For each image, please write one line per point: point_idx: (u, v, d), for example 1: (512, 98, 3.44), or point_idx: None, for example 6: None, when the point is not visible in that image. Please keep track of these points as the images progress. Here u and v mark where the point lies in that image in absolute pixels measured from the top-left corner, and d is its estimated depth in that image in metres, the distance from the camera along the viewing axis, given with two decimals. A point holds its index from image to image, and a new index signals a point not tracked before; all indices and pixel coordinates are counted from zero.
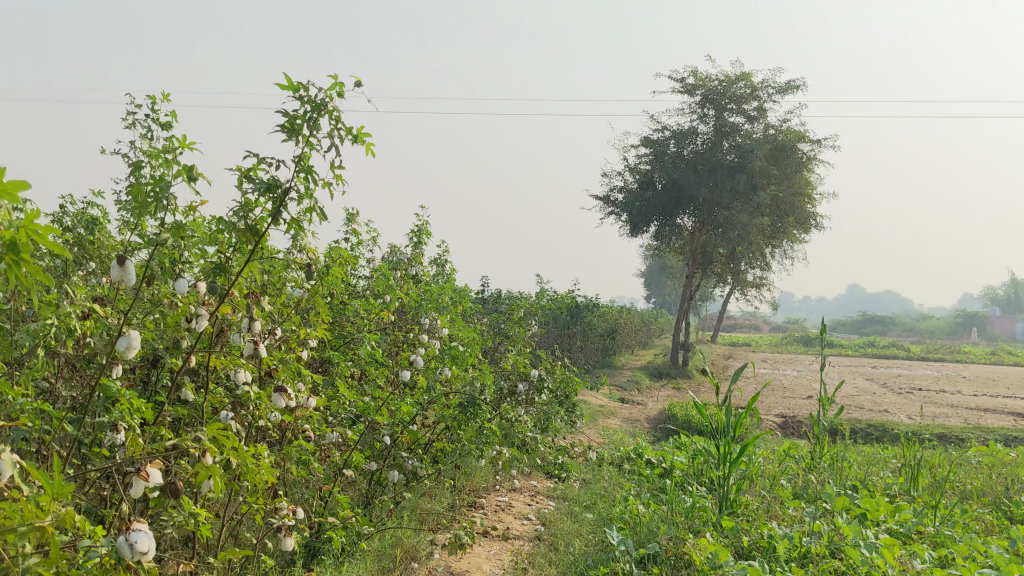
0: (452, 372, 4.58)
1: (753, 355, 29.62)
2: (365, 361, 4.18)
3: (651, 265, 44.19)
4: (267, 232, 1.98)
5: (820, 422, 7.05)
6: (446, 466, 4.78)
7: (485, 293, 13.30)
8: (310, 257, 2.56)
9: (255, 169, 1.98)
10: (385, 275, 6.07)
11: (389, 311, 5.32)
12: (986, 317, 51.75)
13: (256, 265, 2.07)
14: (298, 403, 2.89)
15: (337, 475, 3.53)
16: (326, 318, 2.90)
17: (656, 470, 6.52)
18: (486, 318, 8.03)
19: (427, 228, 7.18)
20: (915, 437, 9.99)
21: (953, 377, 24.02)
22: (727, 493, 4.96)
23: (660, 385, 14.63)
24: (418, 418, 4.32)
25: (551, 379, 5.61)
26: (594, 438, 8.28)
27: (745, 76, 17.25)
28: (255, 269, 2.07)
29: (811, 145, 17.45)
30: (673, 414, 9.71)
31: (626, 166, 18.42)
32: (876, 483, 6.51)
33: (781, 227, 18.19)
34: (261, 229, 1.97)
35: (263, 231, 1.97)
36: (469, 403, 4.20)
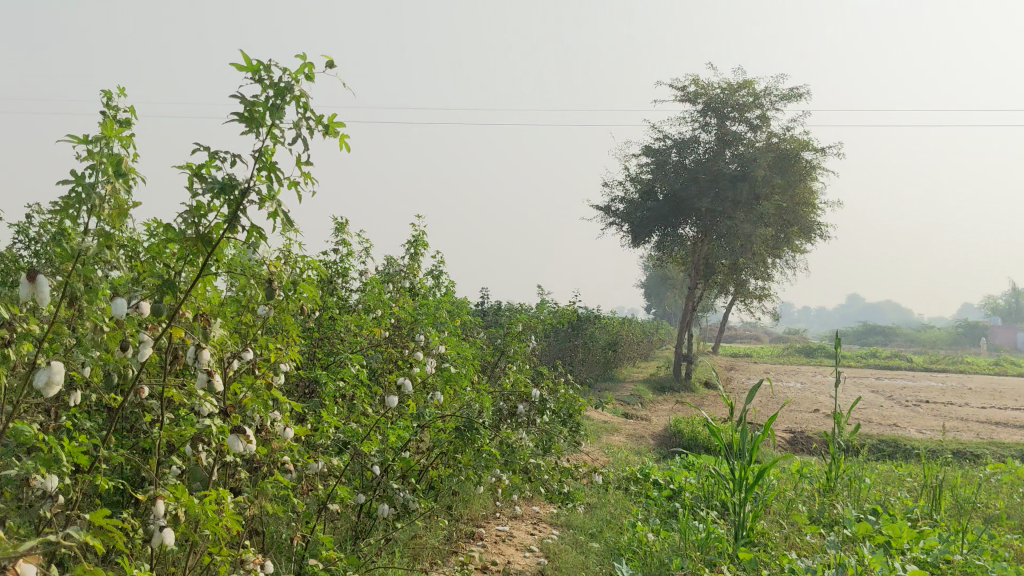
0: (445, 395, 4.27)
1: (755, 367, 29.27)
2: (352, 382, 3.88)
3: (651, 276, 43.84)
4: (221, 241, 1.67)
5: (835, 441, 6.72)
6: (441, 493, 4.47)
7: (484, 305, 12.99)
8: (275, 268, 2.26)
9: (209, 166, 1.67)
10: (378, 288, 5.76)
11: (382, 327, 5.02)
12: (989, 327, 51.45)
13: (210, 280, 1.76)
14: (271, 433, 2.60)
15: (320, 511, 3.21)
16: (297, 336, 2.63)
17: (664, 492, 6.19)
18: (485, 333, 7.72)
19: (424, 238, 6.87)
20: (929, 454, 9.67)
21: (959, 388, 23.70)
22: (743, 520, 4.60)
23: (663, 400, 14.29)
24: (411, 444, 4.00)
25: (553, 398, 5.30)
26: (598, 457, 7.96)
27: (746, 84, 16.97)
28: (209, 285, 1.75)
29: (815, 153, 17.15)
30: (679, 430, 9.38)
31: (627, 175, 18.14)
32: (896, 505, 6.17)
33: (784, 237, 17.88)
34: (214, 237, 1.66)
35: (216, 239, 1.65)
36: (466, 428, 3.88)
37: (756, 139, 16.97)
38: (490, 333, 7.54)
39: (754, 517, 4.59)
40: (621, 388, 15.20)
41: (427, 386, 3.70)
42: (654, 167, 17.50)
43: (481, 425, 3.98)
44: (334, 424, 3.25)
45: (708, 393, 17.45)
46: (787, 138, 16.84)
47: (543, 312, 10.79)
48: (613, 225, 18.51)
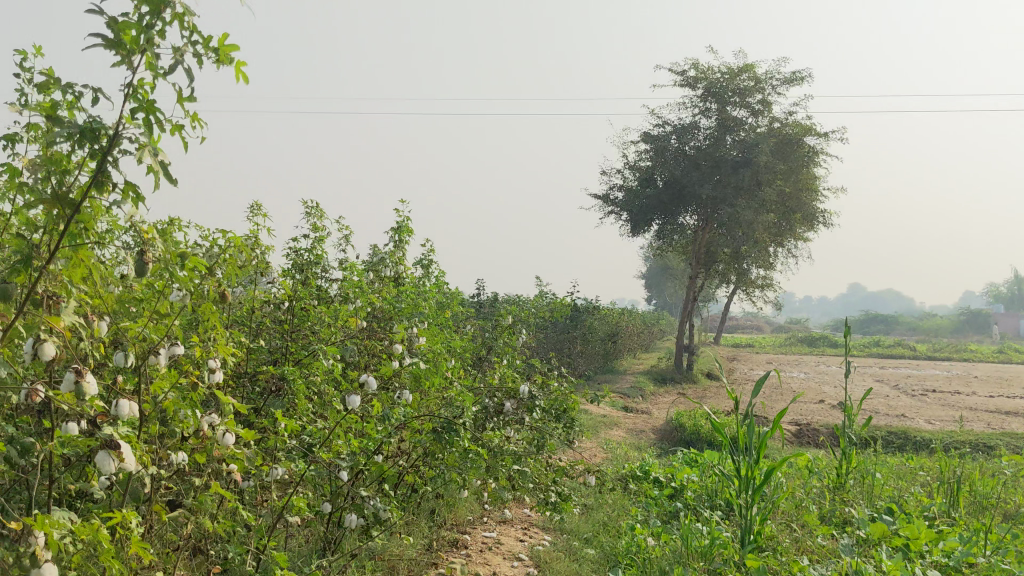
0: (427, 393, 3.90)
1: (756, 357, 28.92)
2: (312, 379, 3.53)
3: (652, 266, 43.47)
4: (75, 203, 1.66)
5: (845, 433, 6.39)
6: (424, 495, 4.15)
7: (481, 295, 12.67)
8: (151, 239, 1.93)
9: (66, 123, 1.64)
10: (358, 277, 5.39)
11: (359, 318, 4.66)
12: (991, 315, 51.09)
13: (83, 242, 1.75)
14: (213, 439, 2.28)
15: (277, 521, 2.86)
16: (224, 328, 2.26)
17: (664, 490, 5.87)
18: (472, 324, 7.39)
19: (408, 224, 6.50)
20: (940, 447, 9.33)
21: (966, 377, 23.36)
22: (751, 522, 4.23)
23: (664, 392, 13.93)
24: (388, 447, 3.64)
25: (543, 394, 4.96)
26: (596, 454, 7.62)
27: (748, 68, 16.56)
28: (81, 248, 1.75)
29: (818, 139, 16.76)
30: (681, 423, 9.06)
31: (626, 163, 17.77)
32: (911, 503, 5.86)
33: (786, 224, 17.52)
34: (68, 198, 1.66)
35: (68, 203, 1.65)
36: (445, 428, 3.48)
37: (757, 125, 16.58)
38: (480, 324, 7.19)
39: (763, 520, 4.23)
40: (621, 379, 14.89)
41: (414, 369, 3.38)
42: (654, 154, 17.12)
43: (461, 424, 3.59)
44: (295, 425, 2.92)
45: (709, 385, 17.12)
46: (790, 123, 16.46)
47: (538, 302, 10.45)
48: (612, 214, 18.16)
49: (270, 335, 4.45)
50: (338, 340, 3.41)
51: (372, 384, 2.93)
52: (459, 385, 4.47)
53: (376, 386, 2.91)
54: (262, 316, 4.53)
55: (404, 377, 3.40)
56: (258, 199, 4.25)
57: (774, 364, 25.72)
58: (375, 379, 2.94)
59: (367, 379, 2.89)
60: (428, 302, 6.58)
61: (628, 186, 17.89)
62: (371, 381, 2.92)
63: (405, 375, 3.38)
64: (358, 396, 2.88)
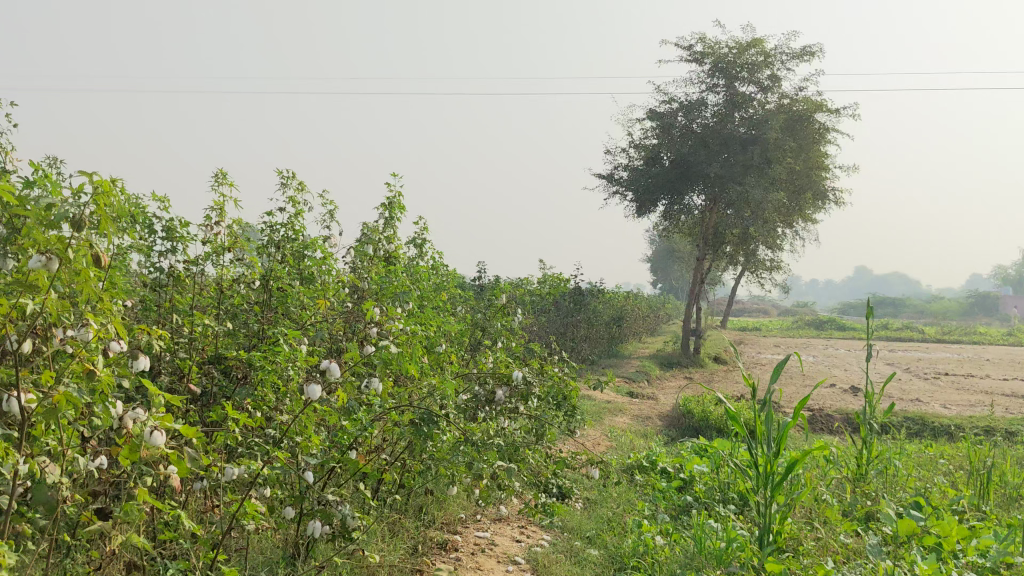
0: (408, 382, 3.47)
1: (762, 341, 28.55)
2: (271, 366, 3.17)
3: (658, 250, 43.03)
4: None
5: (865, 421, 5.99)
6: (411, 491, 3.80)
7: (482, 278, 12.30)
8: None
9: None
10: (340, 256, 4.98)
11: (335, 297, 4.24)
12: (999, 298, 50.52)
13: None
14: (134, 437, 1.90)
15: (226, 532, 2.47)
16: (116, 302, 1.81)
17: (673, 483, 5.52)
18: (468, 306, 7.00)
19: (399, 201, 6.09)
20: (959, 433, 8.95)
21: (978, 360, 22.96)
22: (770, 521, 3.85)
23: (671, 378, 13.54)
24: (364, 442, 3.23)
25: (541, 381, 4.56)
26: (600, 442, 7.26)
27: (756, 43, 16.07)
28: None
29: (829, 116, 16.29)
30: (688, 410, 8.69)
31: (631, 141, 17.33)
32: (937, 496, 5.46)
33: (796, 204, 17.08)
34: None
35: None
36: (425, 420, 3.06)
37: (766, 101, 16.11)
38: (477, 306, 6.82)
39: (784, 518, 3.85)
40: (626, 364, 14.54)
41: (396, 351, 2.98)
42: (660, 132, 16.67)
43: (443, 414, 3.18)
44: (248, 419, 2.56)
45: (717, 369, 16.73)
46: (800, 100, 16.00)
47: (539, 283, 10.07)
48: (616, 194, 17.75)
49: (236, 318, 4.10)
50: (305, 322, 3.03)
51: (335, 370, 2.50)
52: (447, 372, 4.05)
53: (340, 374, 2.48)
54: (234, 297, 4.14)
55: (382, 360, 3.00)
56: (223, 168, 3.90)
57: (782, 348, 25.35)
58: (338, 365, 2.51)
59: (329, 363, 2.46)
60: (420, 283, 6.20)
61: (633, 165, 17.46)
62: (332, 365, 2.48)
63: (386, 358, 2.98)
64: (320, 386, 2.45)
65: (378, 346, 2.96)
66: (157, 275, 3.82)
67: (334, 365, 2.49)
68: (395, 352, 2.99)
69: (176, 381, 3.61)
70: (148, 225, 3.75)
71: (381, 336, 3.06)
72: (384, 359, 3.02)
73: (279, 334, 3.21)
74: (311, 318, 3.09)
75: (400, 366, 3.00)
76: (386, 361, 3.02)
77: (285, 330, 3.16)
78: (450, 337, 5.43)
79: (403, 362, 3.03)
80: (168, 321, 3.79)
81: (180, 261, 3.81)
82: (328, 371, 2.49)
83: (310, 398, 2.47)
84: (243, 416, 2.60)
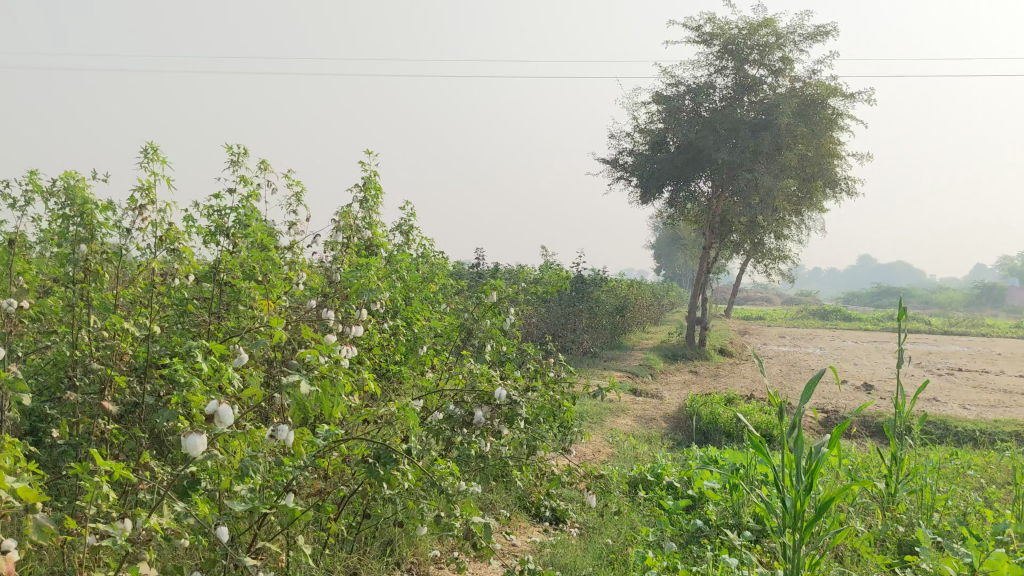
0: (366, 410, 2.83)
1: (768, 331, 27.94)
2: (191, 389, 2.54)
3: (662, 236, 42.38)
4: None
5: (894, 433, 5.39)
6: (373, 526, 3.22)
7: (479, 265, 11.70)
8: None
9: None
10: (302, 248, 4.37)
11: (285, 298, 3.61)
12: (1006, 289, 49.76)
13: None
14: None
15: None
16: None
17: (681, 503, 4.94)
18: (455, 301, 6.41)
19: (377, 182, 5.48)
20: (985, 441, 8.37)
21: (989, 354, 22.37)
22: (798, 567, 3.25)
23: (675, 372, 12.96)
24: (305, 484, 2.61)
25: (532, 394, 3.96)
26: (600, 450, 6.67)
27: (768, 23, 15.33)
28: None
29: (843, 101, 15.58)
30: (696, 411, 8.10)
31: (635, 125, 16.70)
32: (978, 523, 4.86)
33: (806, 192, 16.40)
34: None
35: None
36: (379, 460, 2.42)
37: (777, 85, 15.42)
38: (465, 300, 6.22)
39: (814, 563, 3.25)
40: (629, 356, 13.97)
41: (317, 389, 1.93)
42: (666, 116, 16.02)
43: (406, 451, 2.55)
44: (124, 470, 1.89)
45: (723, 362, 16.15)
46: (812, 83, 15.27)
47: (537, 274, 9.47)
48: (620, 180, 17.14)
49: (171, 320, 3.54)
50: (223, 341, 2.27)
51: (286, 434, 2.08)
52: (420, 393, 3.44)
53: (290, 441, 2.08)
54: (168, 295, 3.57)
55: (296, 399, 1.95)
56: (150, 143, 3.38)
57: (788, 339, 24.76)
58: (227, 406, 1.72)
59: (278, 428, 2.03)
60: (401, 274, 5.60)
61: (638, 150, 16.85)
62: (218, 410, 1.68)
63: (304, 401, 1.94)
64: (204, 437, 1.65)
65: (286, 378, 1.90)
66: (72, 267, 3.19)
67: (222, 407, 1.69)
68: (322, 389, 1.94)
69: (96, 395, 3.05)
70: (62, 210, 3.20)
71: (308, 359, 2.12)
72: (308, 399, 2.02)
73: (198, 350, 2.58)
74: (238, 333, 2.36)
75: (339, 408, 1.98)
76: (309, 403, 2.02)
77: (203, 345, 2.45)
78: (430, 336, 4.80)
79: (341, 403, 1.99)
80: (86, 323, 3.25)
81: (100, 253, 3.23)
82: (214, 417, 1.69)
83: (189, 455, 1.70)
84: (119, 469, 1.93)
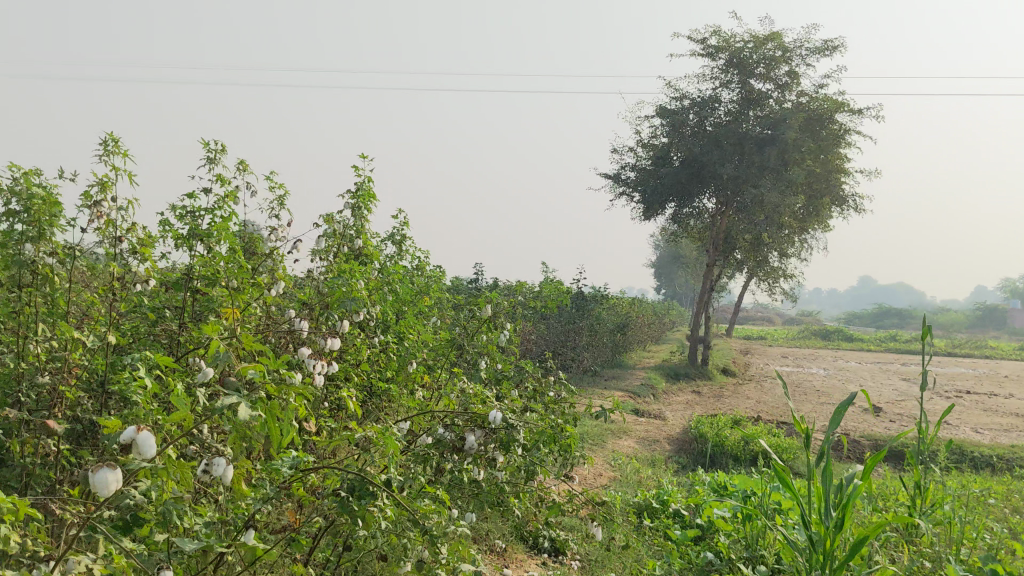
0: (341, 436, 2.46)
1: (769, 351, 27.64)
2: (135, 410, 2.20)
3: (664, 254, 42.11)
4: None
5: (917, 459, 5.03)
6: (353, 562, 2.88)
7: (478, 280, 11.37)
8: None
9: None
10: (282, 257, 4.03)
11: (255, 308, 3.27)
12: (1009, 312, 49.42)
13: None
14: None
15: None
16: None
17: (690, 534, 4.58)
18: (450, 315, 6.09)
19: (369, 187, 5.16)
20: (1002, 467, 8.02)
21: (996, 376, 22.04)
22: None
23: (678, 392, 12.60)
24: (264, 520, 2.26)
25: (531, 416, 3.61)
26: (602, 474, 6.32)
27: (774, 36, 15.06)
28: None
29: (850, 116, 15.30)
30: (701, 433, 7.75)
31: (638, 140, 16.43)
32: (1009, 560, 4.50)
33: (812, 209, 16.11)
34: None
35: None
36: (352, 496, 2.07)
37: (783, 99, 15.14)
38: (460, 315, 5.89)
39: None
40: (631, 375, 13.62)
41: (260, 414, 1.45)
42: (670, 129, 15.74)
43: (383, 484, 2.19)
44: (26, 509, 1.55)
45: (726, 382, 15.79)
46: (819, 98, 14.99)
47: (537, 289, 9.14)
48: (622, 196, 16.85)
49: (134, 331, 3.26)
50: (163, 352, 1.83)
51: (225, 468, 1.56)
52: (408, 419, 3.09)
53: (230, 479, 1.54)
54: (127, 304, 3.24)
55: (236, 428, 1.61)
56: (110, 134, 3.12)
57: (791, 359, 24.42)
58: (150, 431, 1.31)
59: (213, 461, 1.57)
60: (393, 285, 5.27)
61: (640, 165, 16.58)
62: (136, 437, 1.27)
63: (246, 430, 1.45)
64: (114, 473, 1.26)
65: (221, 401, 1.39)
66: (16, 268, 2.87)
67: (142, 433, 1.28)
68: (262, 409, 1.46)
69: (43, 415, 2.74)
70: (5, 205, 2.88)
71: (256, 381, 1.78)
72: (251, 423, 1.53)
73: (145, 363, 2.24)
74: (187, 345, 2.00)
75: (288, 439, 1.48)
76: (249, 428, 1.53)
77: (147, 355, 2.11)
78: (423, 352, 4.48)
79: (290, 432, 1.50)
80: (33, 332, 2.92)
81: (48, 252, 2.91)
82: (132, 447, 1.29)
83: (97, 493, 1.30)
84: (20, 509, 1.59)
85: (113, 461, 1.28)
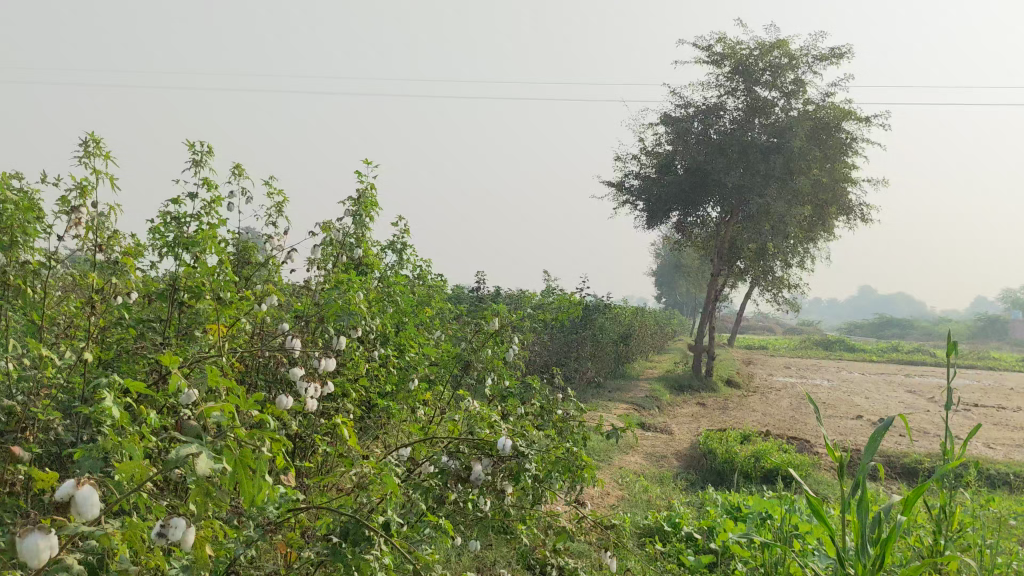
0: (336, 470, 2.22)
1: (771, 361, 27.43)
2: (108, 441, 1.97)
3: (665, 263, 41.92)
4: None
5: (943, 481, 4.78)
6: None
7: (479, 289, 11.14)
8: None
9: None
10: (277, 268, 3.81)
11: (245, 324, 3.04)
12: (1010, 322, 49.22)
13: None
14: None
15: None
16: None
17: (704, 560, 4.34)
18: (452, 328, 5.87)
19: (371, 194, 4.94)
20: (1019, 485, 7.77)
21: (1002, 388, 21.78)
22: None
23: (683, 404, 12.35)
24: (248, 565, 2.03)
25: (540, 439, 3.37)
26: (609, 493, 6.08)
27: (781, 44, 14.85)
28: None
29: (857, 124, 15.07)
30: (710, 449, 7.51)
31: (642, 148, 16.23)
32: None
33: (818, 218, 15.88)
34: None
35: None
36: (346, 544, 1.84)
37: (790, 107, 14.93)
38: (463, 327, 5.66)
39: None
40: (635, 386, 13.39)
41: (223, 465, 1.20)
42: (675, 137, 15.53)
43: (381, 528, 1.96)
44: None
45: (731, 393, 15.55)
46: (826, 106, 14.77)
47: (541, 299, 8.91)
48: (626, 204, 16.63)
49: (114, 347, 3.04)
50: (127, 381, 1.57)
51: (183, 531, 1.29)
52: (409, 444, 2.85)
53: (191, 544, 1.28)
54: (108, 318, 3.01)
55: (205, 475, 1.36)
56: (92, 135, 2.91)
57: (794, 369, 24.20)
58: (93, 485, 1.09)
59: (175, 523, 1.30)
60: (394, 296, 5.04)
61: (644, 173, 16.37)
62: (74, 494, 1.05)
63: (204, 485, 1.19)
64: (47, 539, 1.03)
65: (178, 450, 1.13)
66: None
67: (83, 490, 1.06)
68: (227, 456, 1.20)
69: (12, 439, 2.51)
70: None
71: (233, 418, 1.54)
72: (218, 475, 1.28)
73: (112, 385, 2.01)
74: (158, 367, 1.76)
75: (266, 497, 1.22)
76: (213, 483, 1.27)
77: (116, 379, 1.88)
78: (424, 366, 4.26)
79: (268, 489, 1.23)
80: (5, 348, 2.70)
81: (21, 263, 2.69)
82: (72, 506, 1.06)
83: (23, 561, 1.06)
84: None
85: (45, 524, 1.06)
